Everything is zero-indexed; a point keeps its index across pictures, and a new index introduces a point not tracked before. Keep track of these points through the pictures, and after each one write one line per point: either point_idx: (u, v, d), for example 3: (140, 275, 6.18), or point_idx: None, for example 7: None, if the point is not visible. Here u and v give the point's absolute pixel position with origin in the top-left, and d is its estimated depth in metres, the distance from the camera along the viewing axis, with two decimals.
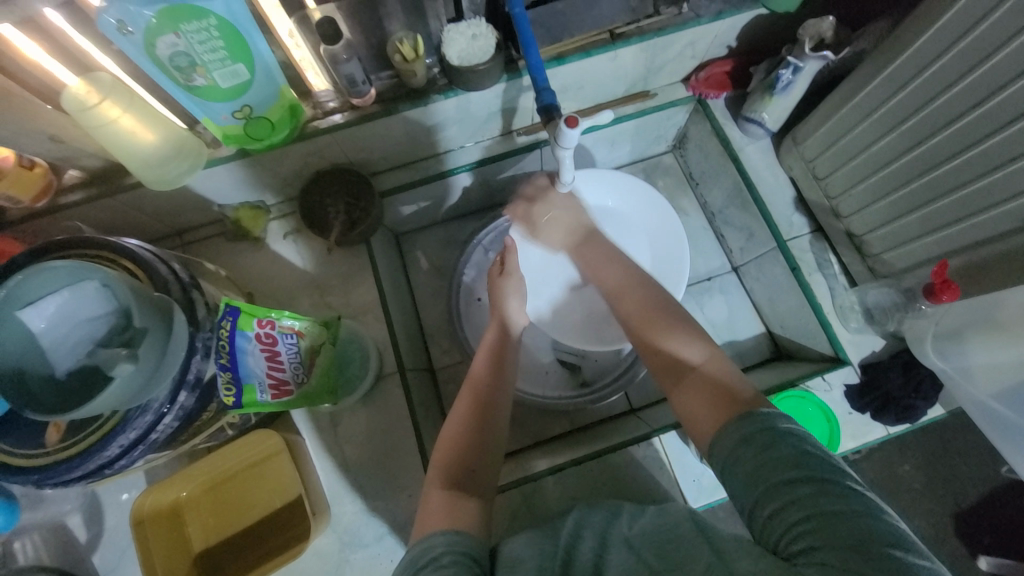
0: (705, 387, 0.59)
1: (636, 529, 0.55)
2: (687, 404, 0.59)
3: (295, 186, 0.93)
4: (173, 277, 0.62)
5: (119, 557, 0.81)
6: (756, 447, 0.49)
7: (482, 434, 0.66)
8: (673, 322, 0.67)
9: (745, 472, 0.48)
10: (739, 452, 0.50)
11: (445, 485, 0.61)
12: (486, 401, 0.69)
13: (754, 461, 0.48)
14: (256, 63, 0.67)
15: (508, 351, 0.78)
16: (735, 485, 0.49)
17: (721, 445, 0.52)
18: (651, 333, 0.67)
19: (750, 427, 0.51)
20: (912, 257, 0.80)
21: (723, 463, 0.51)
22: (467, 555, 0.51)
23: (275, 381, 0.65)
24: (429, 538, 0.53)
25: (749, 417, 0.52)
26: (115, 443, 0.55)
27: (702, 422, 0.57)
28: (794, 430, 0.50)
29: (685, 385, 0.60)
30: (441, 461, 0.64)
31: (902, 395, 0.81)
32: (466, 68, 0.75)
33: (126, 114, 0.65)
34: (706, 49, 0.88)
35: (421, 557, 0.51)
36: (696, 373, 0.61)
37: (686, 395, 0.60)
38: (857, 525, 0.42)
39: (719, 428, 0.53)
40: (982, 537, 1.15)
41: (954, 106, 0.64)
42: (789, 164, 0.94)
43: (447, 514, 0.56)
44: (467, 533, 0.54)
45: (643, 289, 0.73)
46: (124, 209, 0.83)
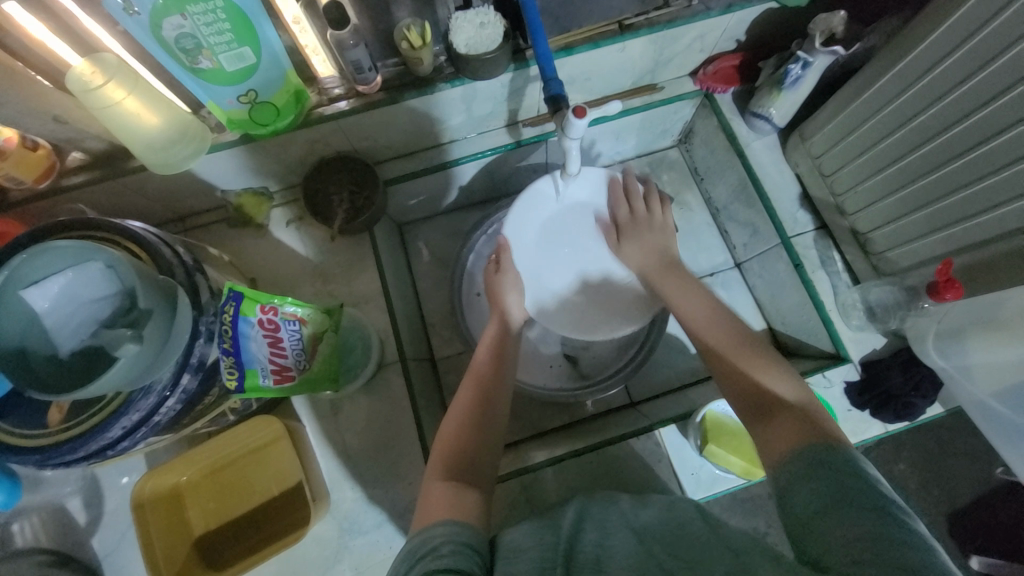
0: (790, 420, 0.56)
1: (644, 520, 0.55)
2: (771, 435, 0.56)
3: (298, 174, 0.93)
4: (177, 260, 0.61)
5: (118, 539, 0.82)
6: (827, 473, 0.48)
7: (484, 429, 0.66)
8: (763, 358, 0.65)
9: (806, 491, 0.48)
10: (806, 474, 0.49)
11: (445, 477, 0.60)
12: (489, 397, 0.70)
13: (822, 485, 0.47)
14: (262, 48, 0.66)
15: (511, 352, 0.78)
16: (792, 504, 0.48)
17: (792, 466, 0.50)
18: (741, 364, 0.65)
19: (823, 454, 0.50)
20: (917, 255, 0.80)
21: (785, 483, 0.50)
22: (467, 544, 0.50)
23: (277, 366, 0.65)
24: (430, 529, 0.51)
25: (829, 448, 0.50)
26: (118, 425, 0.55)
27: (776, 446, 0.54)
28: (876, 474, 0.48)
29: (771, 418, 0.57)
30: (442, 453, 0.64)
31: (902, 393, 0.81)
32: (472, 57, 0.74)
33: (130, 96, 0.65)
34: (715, 42, 0.88)
35: (422, 547, 0.49)
36: (787, 409, 0.58)
37: (770, 425, 0.57)
38: (919, 555, 0.39)
39: (793, 454, 0.51)
40: (976, 537, 1.15)
41: (963, 105, 0.64)
42: (796, 160, 0.93)
43: (448, 505, 0.55)
44: (466, 522, 0.53)
45: (731, 324, 0.71)
46: (126, 193, 0.83)
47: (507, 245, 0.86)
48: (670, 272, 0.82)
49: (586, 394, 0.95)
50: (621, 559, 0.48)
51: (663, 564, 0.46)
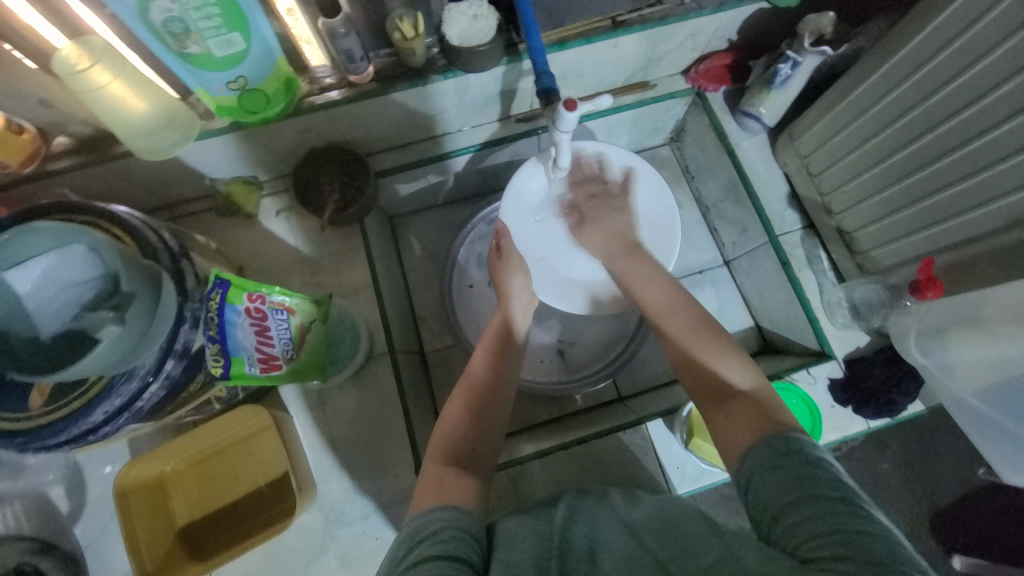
0: (745, 409, 0.57)
1: (637, 517, 0.54)
2: (733, 418, 0.57)
3: (289, 163, 0.92)
4: (162, 245, 0.61)
5: (101, 528, 0.81)
6: (788, 466, 0.48)
7: (479, 424, 0.66)
8: (723, 346, 0.65)
9: (773, 485, 0.47)
10: (775, 465, 0.49)
11: (443, 461, 0.61)
12: (482, 403, 0.67)
13: (787, 476, 0.47)
14: (252, 35, 0.66)
15: (515, 338, 0.77)
16: (759, 498, 0.48)
17: (756, 456, 0.50)
18: (702, 354, 0.65)
19: (781, 446, 0.50)
20: (900, 254, 0.82)
21: (750, 474, 0.50)
22: (467, 531, 0.50)
23: (264, 356, 0.65)
24: (427, 514, 0.52)
25: (787, 438, 0.50)
26: (101, 409, 0.55)
27: (734, 436, 0.55)
28: (832, 460, 0.49)
29: (729, 407, 0.58)
30: (440, 439, 0.64)
31: (882, 390, 0.83)
32: (465, 49, 0.74)
33: (116, 81, 0.64)
34: (706, 41, 0.88)
35: (420, 531, 0.50)
36: (742, 397, 0.58)
37: (732, 418, 0.57)
38: (881, 546, 0.41)
39: (754, 444, 0.52)
40: (957, 537, 1.18)
41: (948, 104, 0.65)
42: (785, 159, 0.94)
43: (435, 492, 0.55)
44: (458, 508, 0.53)
45: (684, 311, 0.70)
46: (113, 179, 0.82)
47: (504, 230, 0.87)
48: (633, 256, 0.78)
49: (574, 389, 0.95)
50: (615, 552, 0.48)
51: (659, 560, 0.46)
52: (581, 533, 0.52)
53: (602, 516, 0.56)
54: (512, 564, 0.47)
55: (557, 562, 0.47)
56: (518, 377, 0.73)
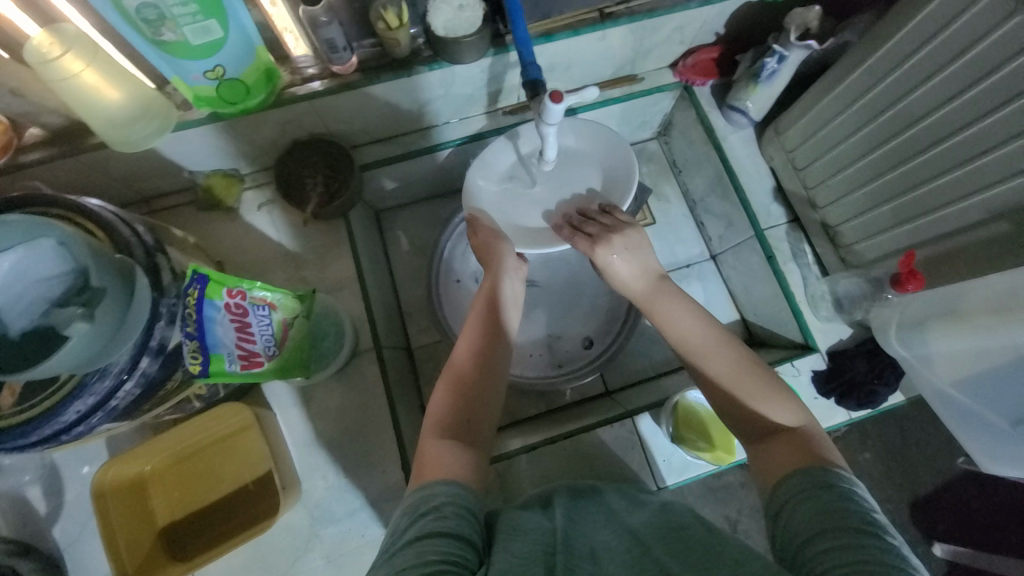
0: (786, 446, 0.56)
1: (639, 521, 0.55)
2: (773, 452, 0.56)
3: (271, 156, 0.90)
4: (136, 238, 0.59)
5: (80, 530, 0.79)
6: (822, 497, 0.48)
7: (471, 399, 0.65)
8: (767, 385, 0.61)
9: (806, 514, 0.47)
10: (809, 494, 0.48)
11: (439, 435, 0.61)
12: (468, 388, 0.66)
13: (819, 505, 0.47)
14: (230, 22, 0.63)
15: (502, 309, 0.74)
16: (789, 527, 0.48)
17: (790, 484, 0.50)
18: (744, 393, 0.61)
19: (818, 477, 0.50)
20: (882, 247, 0.83)
21: (782, 501, 0.50)
22: (467, 510, 0.51)
23: (245, 352, 0.63)
24: (430, 488, 0.52)
25: (828, 470, 0.50)
26: (73, 409, 0.53)
27: (773, 464, 0.55)
28: (869, 500, 0.48)
29: (770, 444, 0.57)
30: (436, 414, 0.64)
31: (864, 381, 0.83)
32: (451, 40, 0.73)
33: (89, 69, 0.61)
34: (694, 34, 0.88)
35: (423, 504, 0.51)
36: (786, 433, 0.57)
37: (773, 450, 0.56)
38: None
39: (791, 472, 0.52)
40: (937, 524, 1.21)
41: (930, 99, 0.66)
42: (770, 154, 0.95)
43: (436, 468, 0.55)
44: (458, 484, 0.53)
45: (731, 349, 0.65)
46: (87, 171, 0.79)
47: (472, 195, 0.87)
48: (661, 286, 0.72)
49: (561, 382, 0.95)
50: (616, 557, 0.48)
51: (663, 565, 0.45)
52: (581, 534, 0.52)
53: (599, 517, 0.56)
54: (514, 553, 0.47)
55: (561, 559, 0.46)
56: (506, 351, 0.70)
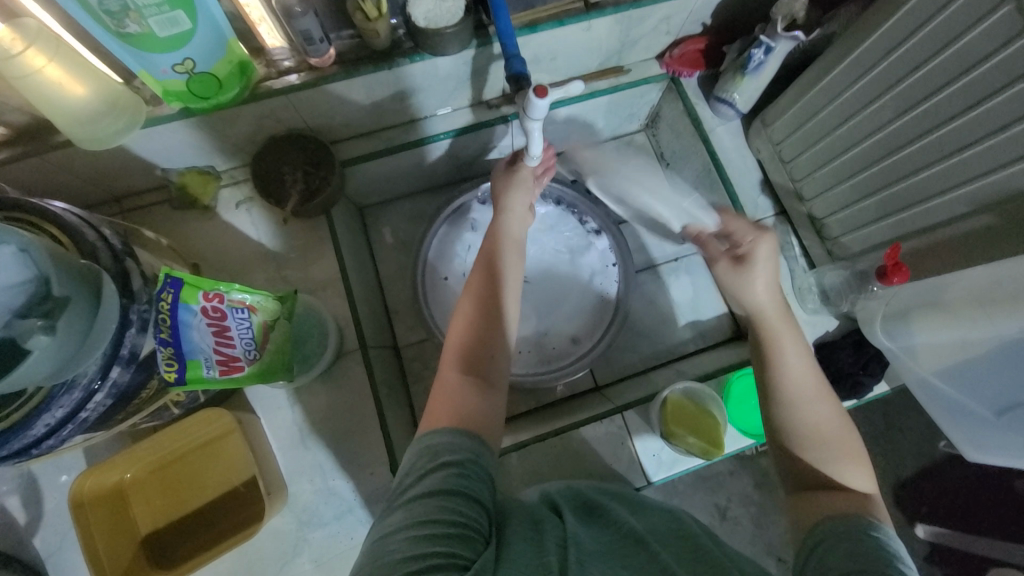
0: (836, 494, 0.58)
1: (646, 527, 0.54)
2: (816, 499, 0.58)
3: (248, 152, 0.87)
4: (102, 243, 0.57)
5: (60, 540, 0.77)
6: (854, 543, 0.50)
7: (490, 328, 0.65)
8: (848, 444, 0.62)
9: (839, 557, 0.49)
10: (843, 540, 0.51)
11: (462, 371, 0.62)
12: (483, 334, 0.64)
13: (851, 551, 0.49)
14: (199, 13, 0.61)
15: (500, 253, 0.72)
16: (824, 567, 0.50)
17: (827, 529, 0.53)
18: (823, 443, 0.62)
19: (853, 525, 0.52)
20: (870, 239, 0.82)
21: (818, 545, 0.52)
22: (484, 472, 0.53)
23: (224, 357, 0.61)
24: (437, 434, 0.54)
25: (868, 524, 0.52)
26: (42, 422, 0.51)
27: (819, 506, 0.57)
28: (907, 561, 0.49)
29: (821, 491, 0.59)
30: (455, 347, 0.64)
31: (850, 371, 0.85)
32: (432, 31, 0.70)
33: (52, 64, 0.59)
34: (680, 25, 0.87)
35: (438, 455, 0.52)
36: (841, 488, 0.59)
37: (826, 497, 0.58)
38: None
39: (831, 519, 0.54)
40: (919, 506, 1.24)
41: (917, 90, 0.66)
42: (757, 146, 0.94)
43: (453, 413, 0.57)
44: (479, 440, 0.55)
45: (830, 402, 0.63)
46: (56, 170, 0.76)
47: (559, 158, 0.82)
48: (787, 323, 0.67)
49: (548, 379, 0.94)
50: (620, 561, 0.48)
51: (664, 564, 0.47)
52: (584, 535, 0.52)
53: (600, 526, 0.56)
54: (529, 543, 0.48)
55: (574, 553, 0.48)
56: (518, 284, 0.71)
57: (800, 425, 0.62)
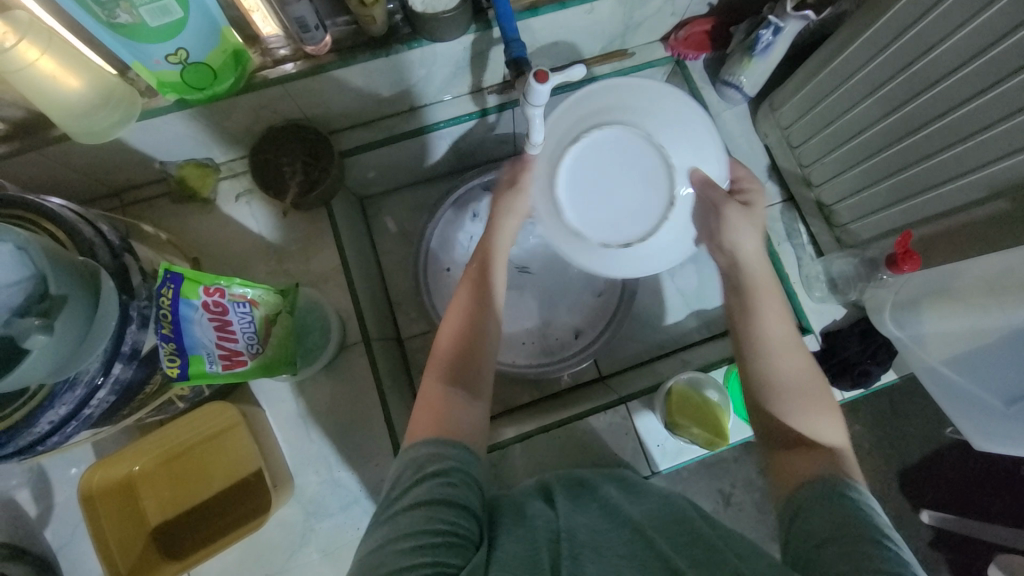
0: (809, 453, 0.57)
1: (641, 514, 0.54)
2: (791, 461, 0.57)
3: (246, 144, 0.86)
4: (100, 239, 0.57)
5: (72, 532, 0.78)
6: (836, 505, 0.49)
7: (474, 340, 0.65)
8: (821, 399, 0.62)
9: (822, 520, 0.49)
10: (825, 502, 0.50)
11: (446, 380, 0.62)
12: (466, 344, 0.65)
13: (833, 514, 0.49)
14: (190, 2, 0.59)
15: (494, 264, 0.73)
16: (807, 530, 0.49)
17: (807, 492, 0.52)
18: (794, 397, 0.62)
19: (837, 491, 0.51)
20: (879, 227, 0.81)
21: (800, 508, 0.52)
22: (471, 478, 0.53)
23: (227, 352, 0.61)
24: (418, 449, 0.54)
25: (847, 483, 0.52)
26: (46, 418, 0.51)
27: (796, 469, 0.56)
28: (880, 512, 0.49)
29: (795, 451, 0.58)
30: (441, 354, 0.65)
31: (857, 361, 0.84)
32: (430, 16, 0.68)
33: (45, 56, 0.57)
34: (686, 6, 0.84)
35: (427, 465, 0.52)
36: (814, 445, 0.58)
37: (800, 456, 0.57)
38: None
39: (807, 481, 0.53)
40: (925, 493, 1.23)
41: (930, 72, 0.63)
42: (765, 131, 0.92)
43: (438, 423, 0.57)
44: (460, 445, 0.55)
45: (805, 355, 0.65)
46: (52, 165, 0.75)
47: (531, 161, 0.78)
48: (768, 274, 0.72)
49: (554, 372, 0.94)
50: (618, 550, 0.48)
51: (669, 563, 0.45)
52: (579, 522, 0.52)
53: (597, 512, 0.55)
54: (521, 537, 0.49)
55: (567, 546, 0.47)
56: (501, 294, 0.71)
57: (773, 381, 0.64)
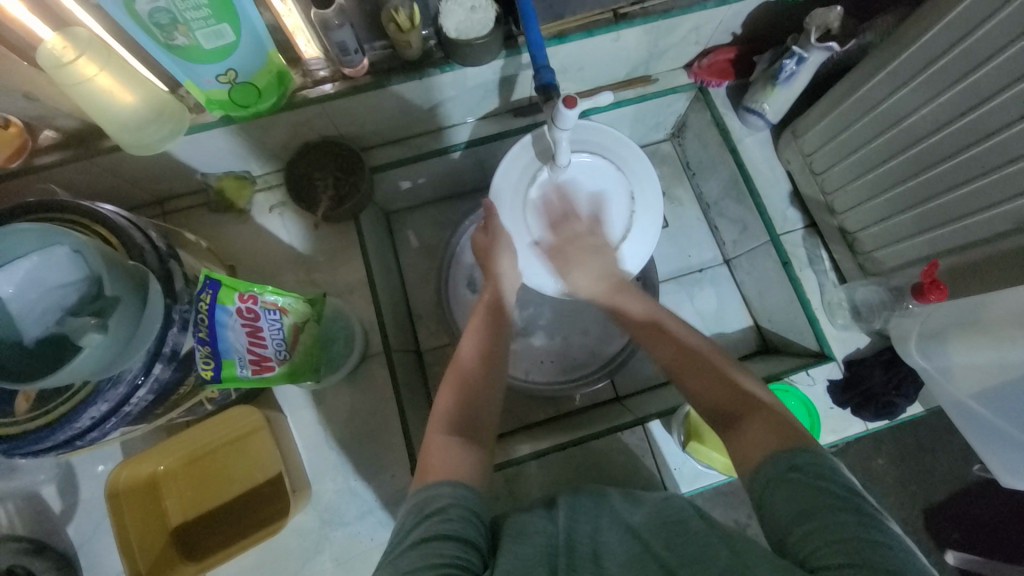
0: (767, 421, 0.54)
1: (638, 518, 0.54)
2: (747, 436, 0.54)
3: (281, 159, 0.90)
4: (149, 245, 0.60)
5: (94, 529, 0.80)
6: (804, 477, 0.47)
7: (480, 399, 0.65)
8: (730, 365, 0.63)
9: (789, 496, 0.46)
10: (788, 476, 0.47)
11: (451, 431, 0.60)
12: (473, 398, 0.64)
13: (799, 488, 0.46)
14: (242, 26, 0.63)
15: (506, 313, 0.76)
16: (776, 512, 0.46)
17: (767, 470, 0.49)
18: (706, 372, 0.63)
19: (798, 458, 0.48)
20: (904, 255, 0.80)
21: (765, 487, 0.48)
22: (473, 514, 0.50)
23: (256, 357, 0.63)
24: (434, 489, 0.51)
25: (804, 449, 0.49)
26: (87, 415, 0.54)
27: (753, 450, 0.52)
28: (838, 467, 0.48)
29: (741, 424, 0.56)
30: (446, 409, 0.63)
31: (882, 392, 0.82)
32: (463, 42, 0.71)
33: (103, 72, 0.62)
34: (710, 35, 0.86)
35: (427, 505, 0.50)
36: (754, 410, 0.56)
37: (745, 431, 0.55)
38: (894, 558, 0.40)
39: (765, 459, 0.50)
40: (950, 533, 1.18)
41: (955, 105, 0.64)
42: (787, 157, 0.93)
43: (451, 469, 0.54)
44: (468, 488, 0.52)
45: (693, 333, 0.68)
46: (101, 173, 0.80)
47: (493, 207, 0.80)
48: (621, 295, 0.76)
49: (571, 389, 0.95)
50: (619, 556, 0.48)
51: (665, 564, 0.46)
52: (583, 530, 0.52)
53: (602, 516, 0.55)
54: (518, 556, 0.47)
55: (564, 561, 0.47)
56: (509, 353, 0.73)
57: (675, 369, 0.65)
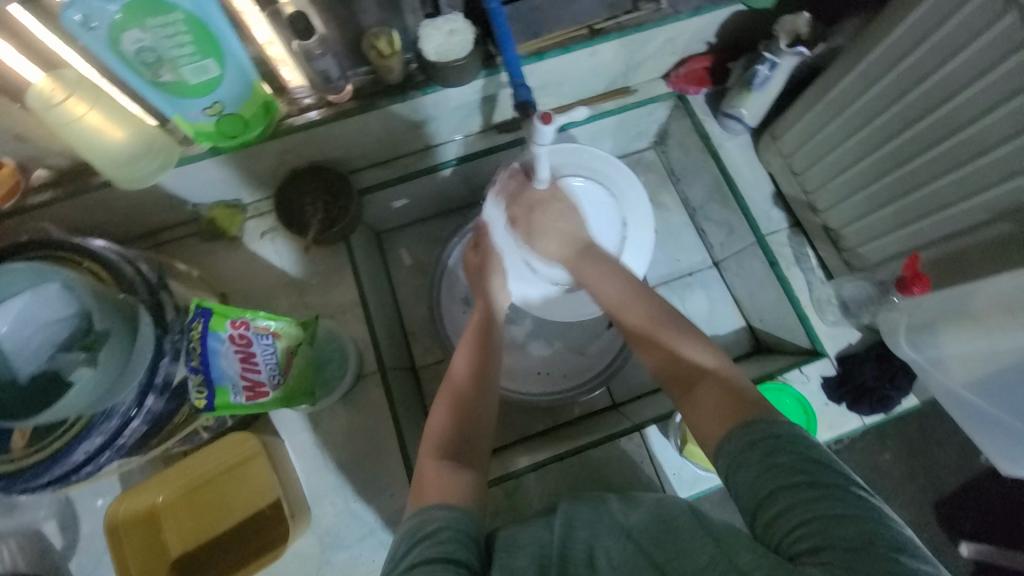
0: (715, 393, 0.57)
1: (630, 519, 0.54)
2: (699, 403, 0.57)
3: (271, 185, 0.92)
4: (140, 277, 0.61)
5: (95, 563, 0.80)
6: (764, 452, 0.47)
7: (464, 419, 0.65)
8: (682, 327, 0.65)
9: (751, 477, 0.47)
10: (747, 456, 0.48)
11: (438, 455, 0.61)
12: (466, 410, 0.66)
13: (758, 467, 0.47)
14: (227, 60, 0.65)
15: (494, 329, 0.76)
16: (742, 494, 0.47)
17: (727, 450, 0.50)
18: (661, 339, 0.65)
19: (754, 434, 0.49)
20: (886, 250, 0.82)
21: (729, 467, 0.49)
22: (465, 533, 0.50)
23: (250, 383, 0.63)
24: (427, 512, 0.52)
25: (758, 424, 0.50)
26: (82, 448, 0.54)
27: (708, 423, 0.55)
28: (796, 434, 0.48)
29: (694, 393, 0.59)
30: (434, 433, 0.64)
31: (874, 386, 0.83)
32: (443, 64, 0.73)
33: (92, 111, 0.63)
34: (685, 45, 0.89)
35: (421, 527, 0.50)
36: (708, 379, 0.59)
37: (698, 403, 0.57)
38: (859, 528, 0.41)
39: (724, 436, 0.51)
40: (963, 523, 1.17)
41: (923, 102, 0.66)
42: (768, 159, 0.95)
43: (444, 489, 0.55)
44: (460, 508, 0.52)
45: (646, 299, 0.69)
46: (94, 209, 0.81)
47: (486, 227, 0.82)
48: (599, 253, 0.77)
49: (569, 398, 0.95)
50: (614, 556, 0.48)
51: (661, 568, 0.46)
52: (579, 538, 0.52)
53: (598, 520, 0.54)
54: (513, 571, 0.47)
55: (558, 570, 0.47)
56: (501, 366, 0.72)
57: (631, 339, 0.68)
